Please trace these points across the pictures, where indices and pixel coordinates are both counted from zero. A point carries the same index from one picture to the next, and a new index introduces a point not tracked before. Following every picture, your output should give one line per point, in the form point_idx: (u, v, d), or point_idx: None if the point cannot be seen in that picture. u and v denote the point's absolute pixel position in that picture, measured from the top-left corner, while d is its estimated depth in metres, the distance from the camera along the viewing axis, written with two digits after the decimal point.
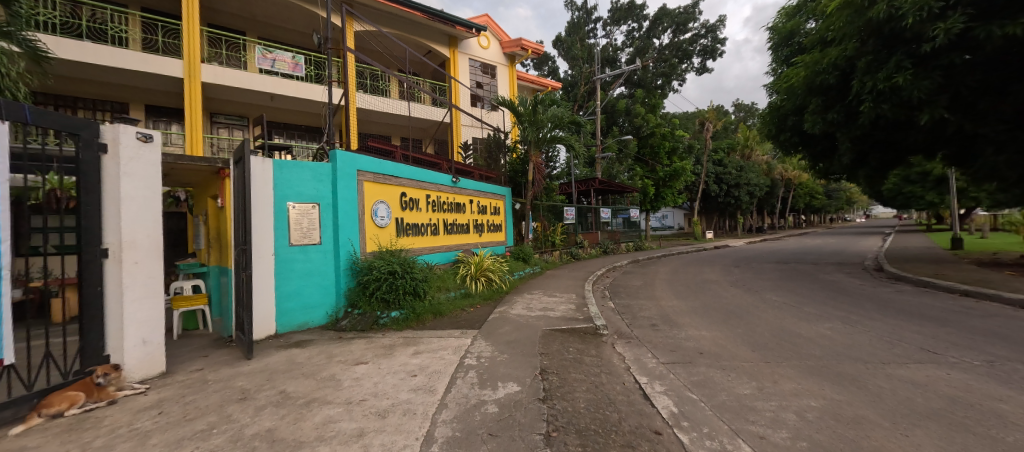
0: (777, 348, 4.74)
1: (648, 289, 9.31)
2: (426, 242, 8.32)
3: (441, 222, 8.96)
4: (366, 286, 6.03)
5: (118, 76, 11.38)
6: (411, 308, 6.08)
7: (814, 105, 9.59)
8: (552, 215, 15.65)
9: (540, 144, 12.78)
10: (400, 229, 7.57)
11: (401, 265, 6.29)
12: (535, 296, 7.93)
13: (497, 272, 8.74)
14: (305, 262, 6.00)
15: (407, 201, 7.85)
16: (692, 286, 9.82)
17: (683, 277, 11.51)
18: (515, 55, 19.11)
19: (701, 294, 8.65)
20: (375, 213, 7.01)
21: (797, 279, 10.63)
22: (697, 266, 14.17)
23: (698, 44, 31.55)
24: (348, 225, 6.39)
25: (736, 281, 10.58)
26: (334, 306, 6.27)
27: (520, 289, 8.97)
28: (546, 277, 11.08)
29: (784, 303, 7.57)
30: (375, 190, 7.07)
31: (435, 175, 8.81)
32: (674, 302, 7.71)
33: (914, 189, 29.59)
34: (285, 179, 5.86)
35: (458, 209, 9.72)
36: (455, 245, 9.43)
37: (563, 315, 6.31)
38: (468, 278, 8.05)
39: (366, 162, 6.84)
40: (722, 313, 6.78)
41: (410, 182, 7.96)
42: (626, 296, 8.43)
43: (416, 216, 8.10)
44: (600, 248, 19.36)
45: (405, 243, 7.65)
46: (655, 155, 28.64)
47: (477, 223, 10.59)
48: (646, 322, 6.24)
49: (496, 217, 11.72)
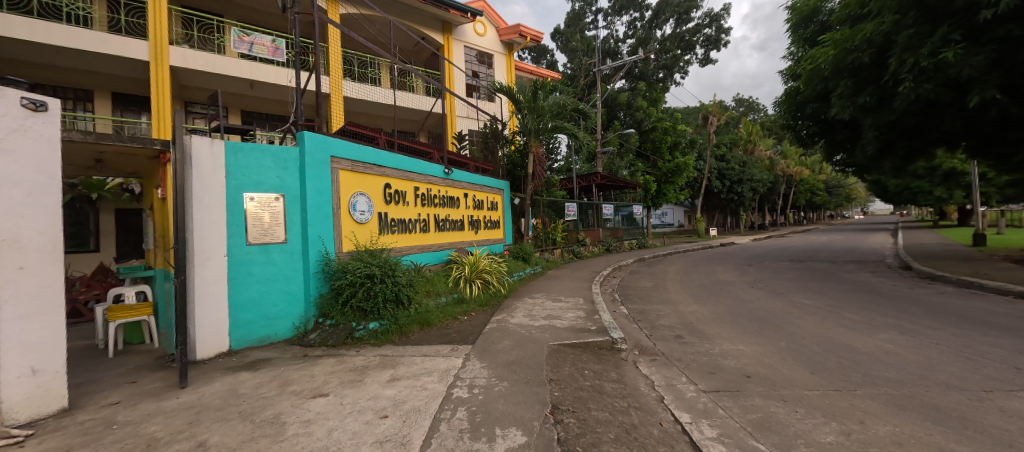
0: (840, 370, 3.84)
1: (662, 292, 8.40)
2: (414, 241, 7.40)
3: (432, 217, 8.05)
4: (340, 293, 5.09)
5: (77, 59, 10.36)
6: (393, 319, 5.14)
7: (842, 89, 8.68)
8: (552, 211, 14.74)
9: (540, 134, 11.82)
10: (384, 226, 6.65)
11: (382, 267, 5.35)
12: (537, 301, 7.00)
13: (495, 273, 7.82)
14: (267, 265, 5.05)
15: (392, 194, 6.93)
16: (709, 287, 8.93)
17: (696, 277, 10.61)
18: (513, 42, 18.12)
19: (722, 297, 7.76)
20: (354, 207, 6.08)
21: (822, 279, 9.77)
22: (708, 265, 13.26)
23: (701, 34, 30.53)
24: (319, 220, 5.45)
25: (755, 281, 9.68)
26: (303, 316, 5.32)
27: (520, 292, 8.07)
28: (548, 278, 10.18)
29: (820, 307, 6.69)
30: (353, 180, 6.14)
31: (425, 165, 7.89)
32: (694, 307, 6.82)
33: (922, 184, 28.89)
34: (240, 165, 4.91)
35: (451, 204, 8.79)
36: (448, 243, 8.50)
37: (573, 324, 5.39)
38: (461, 281, 7.12)
39: (341, 148, 5.90)
40: (753, 320, 5.89)
41: (395, 172, 7.03)
42: (639, 300, 7.54)
43: (403, 211, 7.18)
44: (602, 246, 18.49)
45: (390, 241, 6.73)
46: (657, 150, 27.81)
47: (472, 220, 9.66)
48: (668, 332, 5.34)
49: (493, 213, 10.80)
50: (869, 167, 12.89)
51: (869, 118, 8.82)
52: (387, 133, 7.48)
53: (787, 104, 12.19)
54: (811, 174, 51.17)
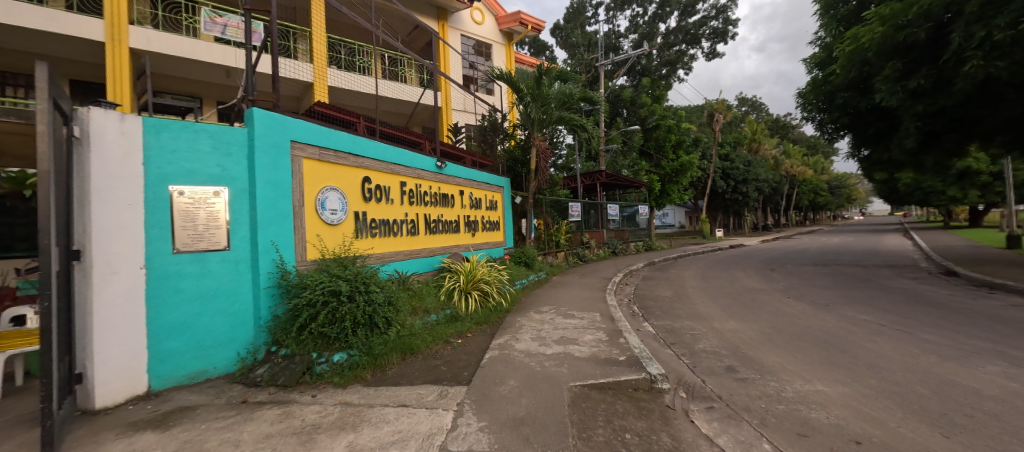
0: (988, 433, 2.72)
1: (687, 303, 7.30)
2: (399, 246, 6.27)
3: (422, 218, 6.94)
4: (297, 316, 3.90)
5: (24, 41, 9.16)
6: (368, 347, 4.00)
7: (891, 71, 7.64)
8: (555, 212, 13.62)
9: (544, 126, 10.71)
10: (362, 228, 5.51)
11: (354, 280, 4.19)
12: (546, 318, 5.87)
13: (495, 283, 6.70)
14: (201, 278, 3.90)
15: (371, 189, 5.80)
16: (739, 297, 7.83)
17: (719, 283, 9.52)
18: (512, 31, 17.02)
19: (760, 310, 6.65)
20: (322, 204, 4.95)
21: (862, 287, 8.68)
22: (726, 269, 12.14)
23: (707, 28, 29.39)
24: (274, 221, 4.31)
25: (788, 289, 8.57)
26: (251, 343, 4.18)
27: (524, 305, 6.95)
28: (554, 286, 9.07)
29: (884, 325, 5.60)
30: (321, 172, 5.01)
31: (413, 157, 6.78)
32: (733, 324, 5.73)
33: (935, 183, 27.99)
34: (165, 148, 3.77)
35: (445, 202, 7.67)
36: (440, 247, 7.37)
37: (595, 353, 4.24)
38: (456, 293, 5.99)
39: (305, 132, 4.77)
40: (814, 343, 4.80)
41: (376, 163, 5.92)
42: (664, 315, 6.42)
43: (384, 210, 6.05)
44: (608, 248, 17.37)
45: (368, 246, 5.60)
46: (661, 149, 26.92)
47: (469, 221, 8.53)
48: (716, 361, 4.22)
49: (493, 213, 9.70)
50: (901, 164, 11.86)
51: (921, 105, 7.77)
52: (367, 117, 6.34)
53: (815, 93, 11.14)
54: (813, 174, 50.37)
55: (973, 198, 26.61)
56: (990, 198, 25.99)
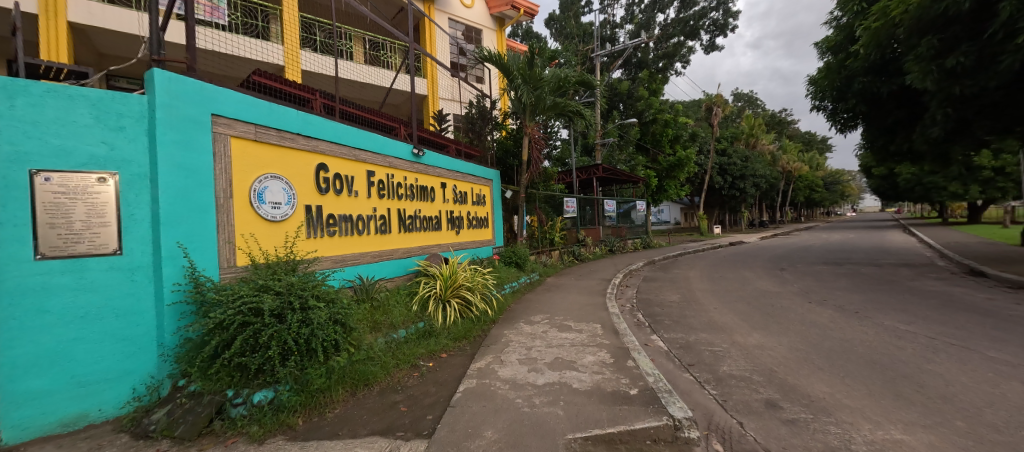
0: None
1: (699, 310, 6.44)
2: (364, 247, 5.32)
3: (396, 213, 6.02)
4: (207, 342, 2.93)
5: None
6: (304, 382, 3.04)
7: (925, 48, 6.89)
8: (549, 207, 12.71)
9: (537, 113, 9.75)
10: (315, 225, 4.56)
11: (289, 293, 3.17)
12: (537, 332, 4.96)
13: (479, 289, 5.79)
14: (77, 292, 2.89)
15: (328, 177, 4.84)
16: (755, 303, 6.99)
17: (728, 286, 8.68)
18: (504, 16, 16.00)
19: (785, 319, 5.79)
20: (260, 196, 3.98)
21: (887, 290, 7.88)
22: (733, 269, 11.33)
23: (708, 18, 28.06)
24: (187, 215, 3.34)
25: (807, 293, 7.75)
26: (153, 376, 3.19)
27: (513, 313, 6.06)
28: (548, 289, 8.18)
29: (935, 338, 4.76)
30: (259, 156, 4.03)
31: (383, 142, 5.81)
32: (758, 338, 4.87)
33: (936, 179, 27.44)
34: (22, 117, 2.77)
35: (423, 196, 6.72)
36: (417, 248, 6.43)
37: (598, 384, 3.33)
38: (431, 303, 5.06)
39: (233, 104, 3.79)
40: (864, 366, 3.94)
41: (335, 148, 4.97)
42: (676, 326, 5.54)
43: (346, 204, 5.10)
44: (604, 246, 16.52)
45: (323, 248, 4.64)
46: (658, 143, 26.06)
47: (452, 217, 7.61)
48: (750, 394, 3.33)
49: (480, 209, 8.78)
50: (920, 156, 11.08)
51: (958, 87, 6.96)
52: (326, 94, 5.38)
53: (830, 78, 10.37)
54: (809, 170, 49.95)
55: (975, 194, 26.06)
56: (992, 194, 25.53)
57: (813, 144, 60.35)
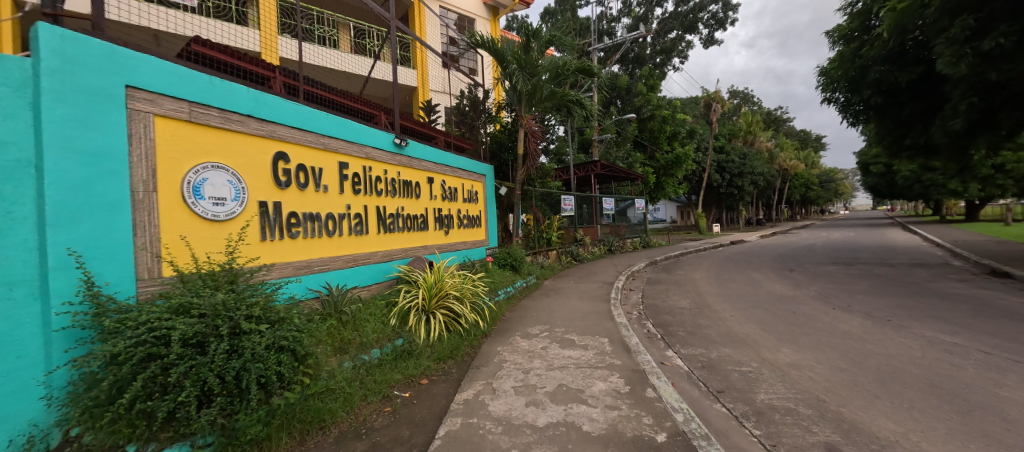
0: None
1: (714, 319, 5.78)
2: (335, 251, 4.60)
3: (375, 211, 5.30)
4: (99, 381, 2.20)
5: None
6: (233, 432, 2.34)
7: (959, 29, 6.29)
8: (546, 206, 12.00)
9: (534, 103, 9.04)
10: (271, 225, 3.83)
11: (216, 315, 2.40)
12: (536, 348, 4.27)
13: (468, 297, 5.08)
14: None
15: (290, 169, 4.11)
16: (773, 309, 6.34)
17: (739, 289, 8.03)
18: (498, 6, 15.25)
19: (813, 330, 5.14)
20: (196, 190, 3.24)
21: (912, 293, 7.27)
22: (740, 270, 10.72)
23: (706, 12, 27.58)
24: (87, 212, 2.58)
25: (827, 297, 7.11)
26: (37, 423, 2.36)
27: (508, 324, 5.35)
28: (546, 294, 7.48)
29: (992, 354, 4.12)
30: (197, 141, 3.29)
31: (358, 129, 5.07)
32: (790, 355, 4.21)
33: (934, 176, 27.08)
34: None
35: (407, 192, 6.00)
36: (400, 251, 5.72)
37: (616, 425, 2.63)
38: (412, 316, 4.36)
39: (158, 76, 3.05)
40: (926, 392, 3.29)
41: (297, 134, 4.24)
42: (692, 339, 4.87)
43: (313, 201, 4.37)
44: (602, 246, 15.86)
45: (281, 253, 3.91)
46: (655, 140, 25.47)
47: (440, 215, 6.89)
48: (803, 435, 2.66)
49: (472, 207, 8.07)
50: (936, 151, 10.51)
51: (995, 72, 6.43)
52: (289, 72, 4.66)
53: (843, 68, 9.79)
54: (805, 168, 49.74)
55: (974, 192, 25.66)
56: (992, 192, 25.20)
57: (808, 142, 60.25)
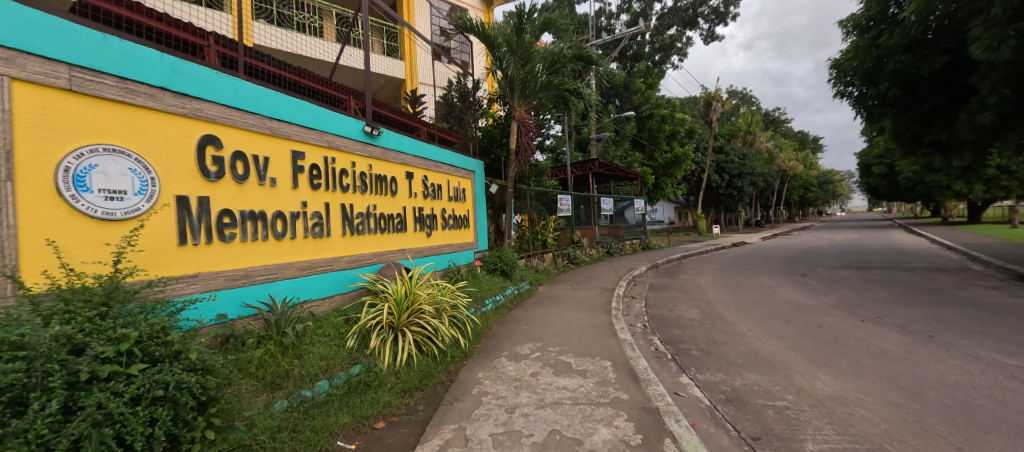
0: None
1: (730, 333, 5.07)
2: (286, 257, 3.85)
3: (340, 210, 4.56)
4: None
5: None
6: None
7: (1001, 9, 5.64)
8: (541, 205, 11.27)
9: (528, 94, 8.33)
10: (193, 227, 3.08)
11: (56, 358, 1.67)
12: (524, 376, 3.53)
13: (446, 311, 4.33)
14: None
15: (223, 157, 3.35)
16: (794, 321, 5.64)
17: (752, 297, 7.33)
18: None
19: (847, 348, 4.43)
20: (78, 181, 2.48)
21: (943, 303, 6.58)
22: (748, 274, 10.04)
23: (706, 7, 26.98)
24: None
25: (851, 306, 6.42)
26: None
27: (494, 341, 4.61)
28: (540, 303, 6.73)
29: None
30: (82, 117, 2.53)
31: (318, 113, 4.34)
32: (831, 385, 3.47)
33: (938, 177, 26.50)
34: None
35: (380, 188, 5.25)
36: (370, 256, 4.97)
37: None
38: (375, 336, 3.60)
39: (22, 31, 2.31)
40: (1018, 441, 2.58)
41: (235, 114, 3.48)
42: (709, 361, 4.15)
43: (256, 197, 3.61)
44: (601, 248, 15.15)
45: (208, 261, 3.16)
46: (655, 139, 24.84)
47: (422, 215, 6.15)
48: None
49: (459, 206, 7.34)
50: (956, 148, 9.85)
51: None
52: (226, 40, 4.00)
53: (859, 58, 9.13)
54: (803, 169, 49.26)
55: (978, 193, 25.08)
56: (997, 193, 24.68)
57: (806, 143, 59.84)
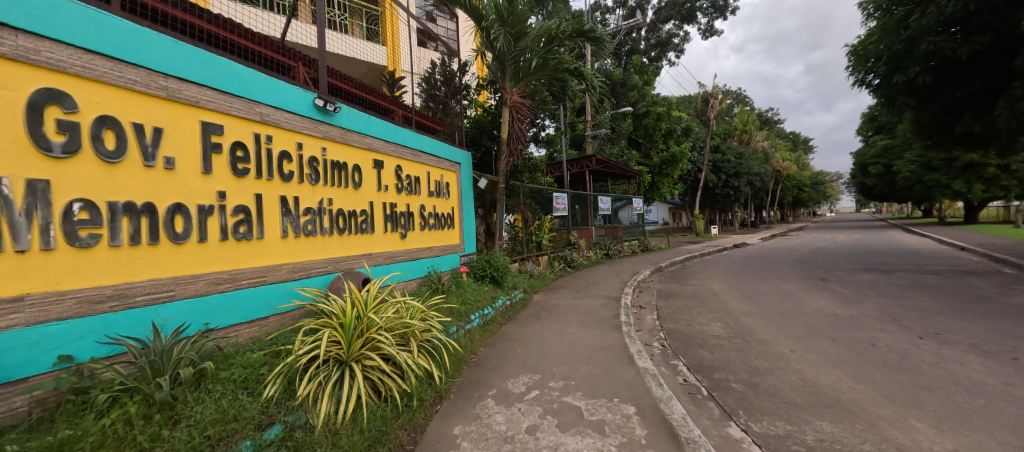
0: None
1: (771, 357, 4.11)
2: (191, 267, 2.82)
3: (279, 205, 3.52)
4: None
5: None
6: None
7: None
8: (536, 203, 10.29)
9: (521, 77, 7.36)
10: (16, 226, 2.02)
11: None
12: (517, 436, 2.50)
13: (415, 337, 3.29)
14: None
15: (78, 123, 2.29)
16: (841, 339, 4.70)
17: (778, 306, 6.39)
18: None
19: (928, 380, 3.48)
20: None
21: (999, 313, 5.70)
22: (763, 279, 9.16)
23: (704, 2, 26.28)
24: None
25: (897, 318, 5.50)
26: None
27: (477, 373, 3.58)
28: (535, 316, 5.73)
29: None
30: None
31: (245, 75, 3.29)
32: (942, 443, 2.51)
33: (937, 177, 25.80)
34: None
35: (337, 178, 4.21)
36: (320, 263, 3.92)
37: None
38: (309, 379, 2.55)
39: None
40: None
41: (102, 64, 2.42)
42: (758, 400, 3.17)
43: (140, 184, 2.55)
44: (599, 250, 14.23)
45: (44, 277, 2.10)
46: (651, 137, 24.04)
47: (394, 212, 5.12)
48: None
49: (441, 202, 6.33)
50: (985, 139, 9.08)
51: None
52: None
53: (886, 40, 8.26)
54: (797, 169, 48.99)
55: (978, 193, 24.55)
56: (996, 192, 24.14)
57: (798, 143, 59.77)
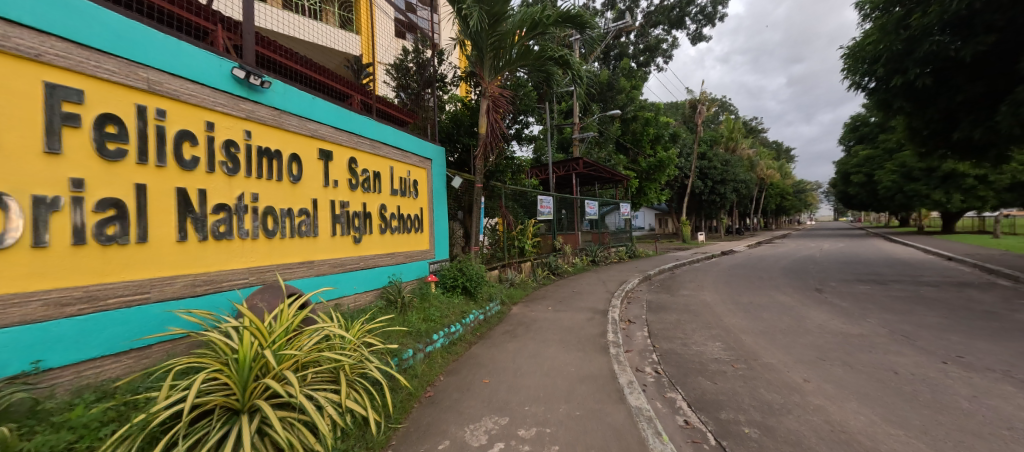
0: None
1: (784, 389, 3.48)
2: (20, 283, 2.00)
3: (176, 199, 2.73)
4: None
5: None
6: None
7: None
8: (518, 206, 9.60)
9: (501, 66, 6.68)
10: None
11: None
12: None
13: (345, 372, 2.54)
14: None
15: None
16: (857, 364, 4.11)
17: (778, 322, 5.82)
18: None
19: (975, 423, 2.87)
20: None
21: (1016, 332, 5.22)
22: (756, 289, 8.63)
23: (693, 8, 26.12)
24: None
25: (910, 338, 4.96)
26: None
27: (429, 415, 2.84)
28: (511, 333, 5.01)
29: None
30: None
31: (121, 27, 2.50)
32: None
33: (918, 186, 25.61)
34: None
35: (264, 168, 3.43)
36: (235, 274, 3.15)
37: None
38: (170, 445, 1.79)
39: None
40: None
41: None
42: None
43: None
44: (585, 256, 13.61)
45: None
46: (638, 142, 23.69)
47: (345, 213, 4.37)
48: None
49: (407, 202, 5.59)
50: (982, 147, 8.79)
51: None
52: None
53: (885, 41, 7.86)
54: (781, 177, 49.65)
55: (957, 203, 24.86)
56: (974, 203, 24.45)
57: (781, 152, 60.72)
